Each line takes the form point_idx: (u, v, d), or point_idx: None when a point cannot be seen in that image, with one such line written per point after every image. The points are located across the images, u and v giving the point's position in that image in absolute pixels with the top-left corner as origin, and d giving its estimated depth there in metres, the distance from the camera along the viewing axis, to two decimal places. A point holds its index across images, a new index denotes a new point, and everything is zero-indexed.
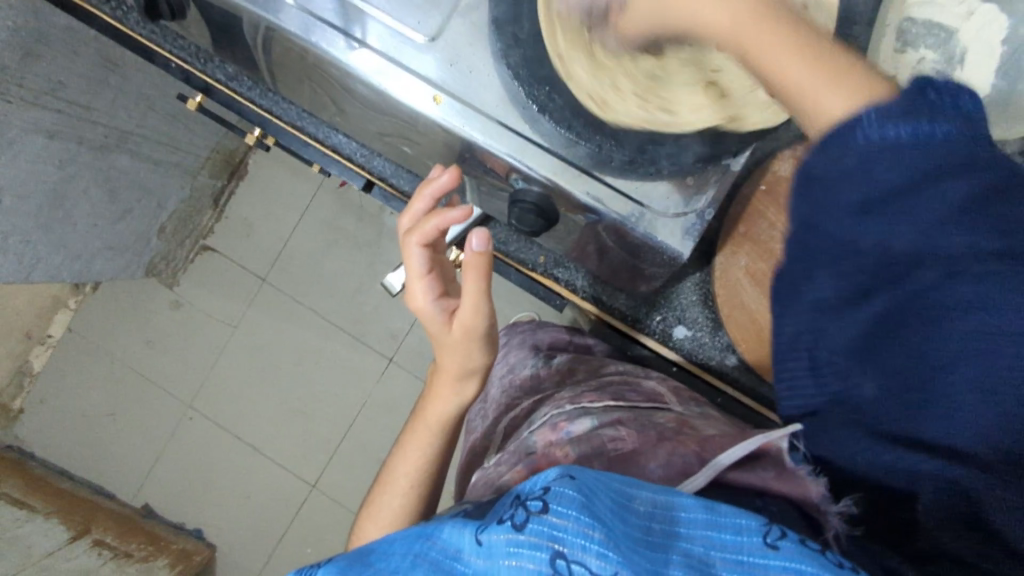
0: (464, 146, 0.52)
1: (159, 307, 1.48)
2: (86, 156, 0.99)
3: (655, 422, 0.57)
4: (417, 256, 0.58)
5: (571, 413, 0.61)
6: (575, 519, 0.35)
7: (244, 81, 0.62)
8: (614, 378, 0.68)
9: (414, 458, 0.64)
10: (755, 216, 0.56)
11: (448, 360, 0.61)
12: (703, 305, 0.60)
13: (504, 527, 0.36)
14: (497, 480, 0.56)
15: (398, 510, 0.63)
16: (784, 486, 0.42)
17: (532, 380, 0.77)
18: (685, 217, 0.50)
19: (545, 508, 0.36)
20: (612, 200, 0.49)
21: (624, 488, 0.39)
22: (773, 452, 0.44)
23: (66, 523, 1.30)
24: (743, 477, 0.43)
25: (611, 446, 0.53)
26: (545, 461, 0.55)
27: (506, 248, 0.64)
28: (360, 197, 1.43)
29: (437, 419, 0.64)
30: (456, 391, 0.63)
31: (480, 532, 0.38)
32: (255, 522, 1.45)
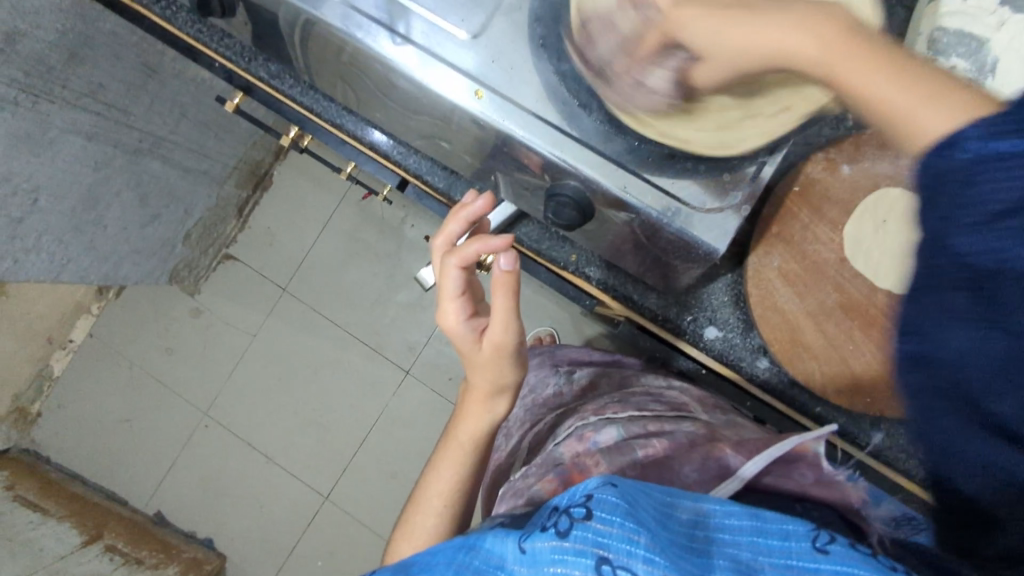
0: (503, 144, 0.53)
1: (179, 315, 1.49)
2: (121, 159, 1.02)
3: (683, 428, 0.56)
4: (454, 275, 0.56)
5: (597, 424, 0.60)
6: (619, 525, 0.35)
7: (286, 79, 0.64)
8: (637, 390, 0.68)
9: (448, 476, 0.64)
10: (789, 217, 0.56)
11: (480, 377, 0.61)
12: (735, 306, 0.60)
13: (549, 535, 0.36)
14: (527, 491, 0.55)
15: (431, 535, 0.62)
16: (826, 492, 0.42)
17: (555, 398, 0.77)
18: (720, 213, 0.50)
19: (589, 515, 0.36)
20: (644, 194, 0.49)
21: (663, 497, 0.38)
22: (809, 455, 0.42)
23: (79, 528, 1.30)
24: (780, 483, 0.44)
25: (642, 456, 0.52)
26: (575, 470, 0.54)
27: (539, 247, 0.63)
28: (382, 209, 1.44)
29: (468, 439, 0.63)
30: (487, 407, 0.63)
31: (524, 540, 0.37)
32: (266, 533, 1.44)
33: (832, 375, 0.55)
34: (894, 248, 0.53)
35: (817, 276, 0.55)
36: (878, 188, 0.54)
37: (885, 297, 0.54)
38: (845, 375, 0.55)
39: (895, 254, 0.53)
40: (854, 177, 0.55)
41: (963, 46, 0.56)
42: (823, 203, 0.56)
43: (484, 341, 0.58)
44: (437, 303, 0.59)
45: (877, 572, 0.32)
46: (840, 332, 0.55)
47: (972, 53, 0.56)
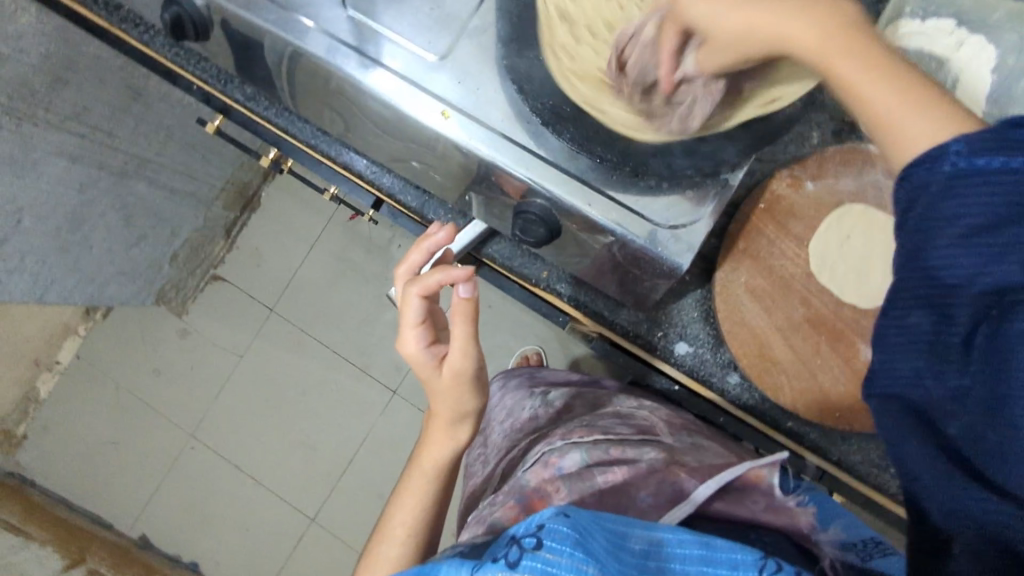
0: (486, 171, 0.53)
1: (166, 336, 1.49)
2: (106, 181, 1.03)
3: (644, 452, 0.57)
4: (415, 303, 0.57)
5: (562, 449, 0.60)
6: (569, 555, 0.37)
7: (261, 100, 0.64)
8: (608, 415, 0.69)
9: (409, 505, 0.63)
10: (756, 233, 0.56)
11: (441, 404, 0.61)
12: (705, 321, 0.59)
13: (500, 565, 0.38)
14: (489, 520, 0.55)
15: (394, 562, 0.60)
16: (774, 516, 0.49)
17: (532, 421, 0.76)
18: (682, 228, 0.50)
19: (539, 544, 0.38)
20: (605, 209, 0.50)
21: (617, 526, 0.41)
22: (763, 484, 0.49)
23: (61, 551, 1.28)
24: (734, 511, 0.50)
25: (602, 482, 0.53)
26: (535, 497, 0.54)
27: (508, 262, 0.63)
28: (370, 229, 1.45)
29: (432, 465, 0.64)
30: (450, 435, 0.63)
31: (476, 570, 0.38)
32: (251, 556, 1.42)
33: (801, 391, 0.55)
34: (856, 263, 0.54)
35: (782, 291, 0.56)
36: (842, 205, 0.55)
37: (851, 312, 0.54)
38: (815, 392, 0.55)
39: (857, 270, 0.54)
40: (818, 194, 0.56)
41: (925, 65, 0.56)
42: (788, 218, 0.56)
43: (444, 367, 0.58)
44: (400, 332, 0.59)
45: None
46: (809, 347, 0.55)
47: (933, 71, 0.56)
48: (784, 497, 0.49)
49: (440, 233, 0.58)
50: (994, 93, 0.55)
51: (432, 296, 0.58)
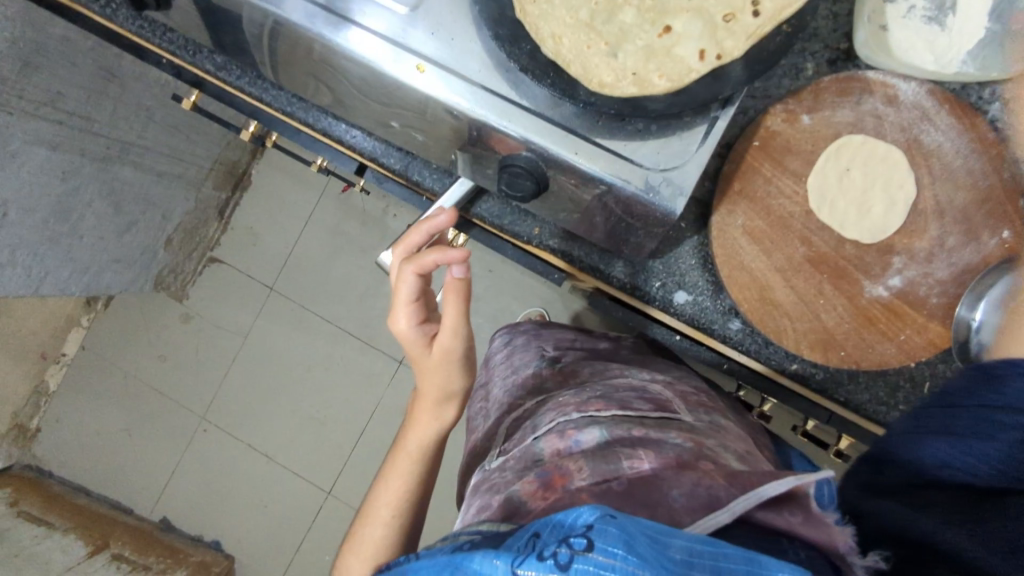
0: (475, 133, 0.51)
1: (169, 321, 1.49)
2: (89, 167, 1.01)
3: (671, 441, 0.53)
4: (408, 281, 0.56)
5: (580, 423, 0.58)
6: (620, 558, 0.34)
7: (232, 70, 0.61)
8: (621, 383, 0.68)
9: (395, 488, 0.63)
10: (751, 172, 0.54)
11: (427, 383, 0.62)
12: (703, 268, 0.58)
13: (546, 565, 0.35)
14: (505, 490, 0.53)
15: (378, 542, 0.62)
16: (810, 532, 0.39)
17: (534, 379, 0.76)
18: (673, 171, 0.49)
19: (590, 545, 0.35)
20: (593, 156, 0.48)
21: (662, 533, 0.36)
22: (803, 494, 0.40)
23: (85, 539, 1.33)
24: (769, 518, 0.40)
25: (628, 469, 0.49)
26: (557, 474, 0.51)
27: (500, 221, 0.61)
28: (363, 200, 1.42)
29: (418, 450, 0.64)
30: (435, 415, 0.63)
31: (516, 565, 0.36)
32: (272, 532, 1.44)
33: (805, 331, 0.54)
34: (857, 197, 0.53)
35: (780, 231, 0.54)
36: (841, 136, 0.53)
37: (853, 248, 0.53)
38: (820, 331, 0.54)
39: (859, 203, 0.53)
40: (815, 127, 0.53)
41: None
42: (785, 154, 0.54)
43: (433, 347, 0.59)
44: (394, 310, 0.59)
45: None
46: (810, 287, 0.54)
47: None
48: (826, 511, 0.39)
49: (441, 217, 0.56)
50: (998, 11, 0.51)
51: (427, 273, 0.57)
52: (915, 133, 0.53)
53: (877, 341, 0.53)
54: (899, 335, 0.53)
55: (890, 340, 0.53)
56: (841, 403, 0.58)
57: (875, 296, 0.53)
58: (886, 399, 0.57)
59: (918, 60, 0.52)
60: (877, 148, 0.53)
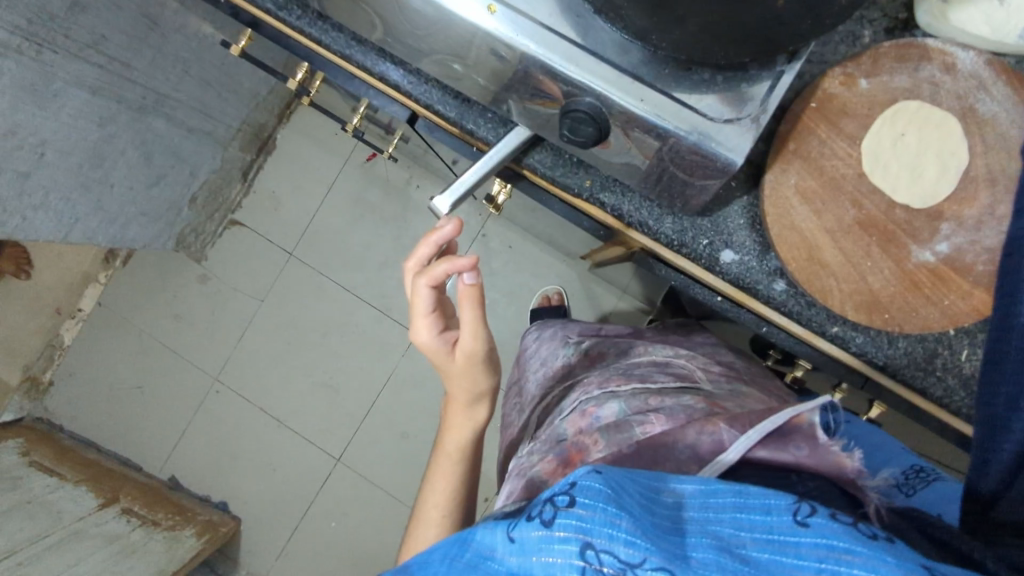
0: (537, 78, 0.51)
1: (187, 281, 1.49)
2: (124, 115, 1.01)
3: (685, 404, 0.54)
4: (422, 292, 0.59)
5: (600, 399, 0.59)
6: (601, 509, 0.35)
7: (293, 9, 0.62)
8: (645, 360, 0.69)
9: (440, 488, 0.68)
10: (806, 133, 0.55)
11: (458, 388, 0.66)
12: (751, 228, 0.58)
13: (534, 524, 0.37)
14: (528, 472, 0.54)
15: (431, 542, 0.64)
16: (818, 464, 0.41)
17: (562, 367, 0.77)
18: (738, 122, 0.49)
19: (572, 501, 0.36)
20: (660, 105, 0.49)
21: (643, 483, 0.39)
22: (805, 425, 0.42)
23: (95, 491, 1.33)
24: (774, 454, 0.42)
25: (639, 433, 0.50)
26: (574, 449, 0.52)
27: (552, 175, 0.61)
28: (387, 170, 1.43)
29: (456, 448, 0.69)
30: (467, 416, 0.69)
31: (512, 529, 0.38)
32: (279, 496, 1.45)
33: (850, 293, 0.55)
34: (911, 162, 0.53)
35: (833, 192, 0.55)
36: (897, 102, 0.54)
37: (903, 213, 0.54)
38: (865, 293, 0.55)
39: (912, 167, 0.53)
40: (872, 91, 0.54)
41: None
42: (841, 117, 0.55)
43: (456, 352, 0.62)
44: (415, 321, 0.62)
45: (858, 545, 0.33)
46: (858, 249, 0.54)
47: None
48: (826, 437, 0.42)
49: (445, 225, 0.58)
50: None
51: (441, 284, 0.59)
52: (971, 102, 0.53)
53: (920, 305, 0.54)
54: (943, 300, 0.54)
55: (934, 305, 0.54)
56: (880, 368, 0.58)
57: (922, 261, 0.54)
58: (923, 364, 0.57)
59: (971, 28, 0.52)
60: (930, 114, 0.53)
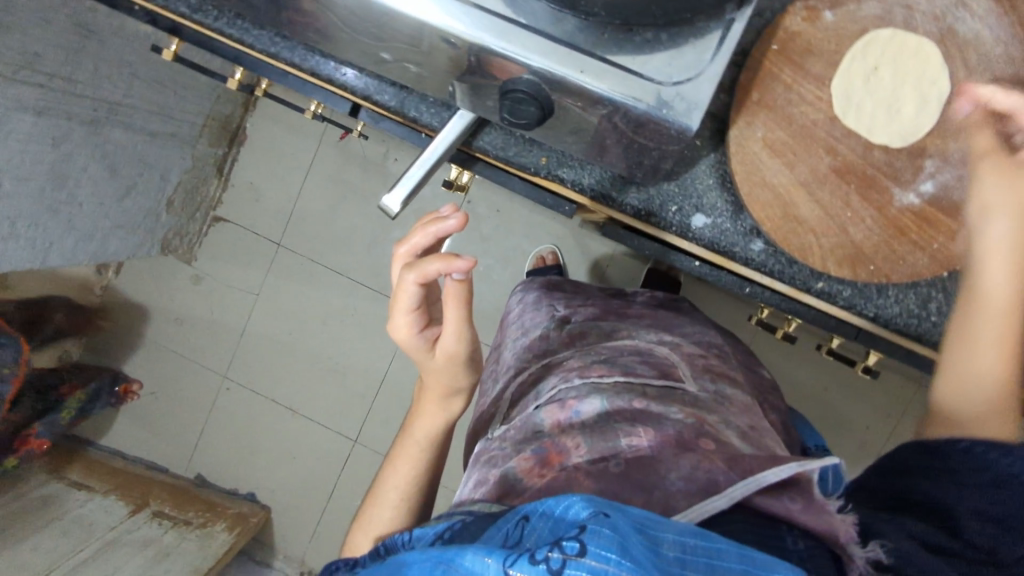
0: (466, 58, 0.47)
1: (180, 283, 1.48)
2: (78, 131, 0.98)
3: (671, 417, 0.50)
4: (411, 283, 0.55)
5: (581, 392, 0.55)
6: (615, 563, 0.29)
7: (209, 11, 0.57)
8: (625, 346, 0.65)
9: (403, 472, 0.66)
10: (770, 80, 0.50)
11: (433, 381, 0.64)
12: (722, 188, 0.54)
13: (535, 569, 0.30)
14: (501, 467, 0.49)
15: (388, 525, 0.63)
16: (811, 520, 0.38)
17: (541, 342, 0.73)
18: (688, 83, 0.45)
19: (582, 550, 0.30)
20: (599, 74, 0.44)
21: (651, 538, 0.32)
22: (803, 480, 0.39)
23: (126, 499, 1.37)
24: (767, 504, 0.39)
25: (626, 448, 0.45)
26: (554, 451, 0.47)
27: (505, 155, 0.57)
28: (362, 146, 1.38)
29: (425, 437, 0.67)
30: (442, 407, 0.66)
31: (508, 563, 0.31)
32: (303, 483, 1.48)
33: (832, 247, 0.51)
34: (887, 98, 0.49)
35: (805, 141, 0.50)
36: (868, 31, 0.49)
37: (882, 155, 0.50)
38: (847, 246, 0.51)
39: (889, 102, 0.49)
40: (839, 23, 0.49)
41: None
42: (806, 57, 0.50)
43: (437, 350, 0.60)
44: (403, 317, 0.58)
45: None
46: (836, 200, 0.51)
47: None
48: (826, 499, 0.39)
49: (451, 218, 0.55)
50: None
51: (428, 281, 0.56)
52: (949, 22, 0.48)
53: (907, 251, 0.51)
54: (932, 245, 0.50)
55: (922, 251, 0.50)
56: (871, 320, 0.55)
57: (906, 204, 0.50)
58: (917, 312, 0.54)
59: None
60: (904, 42, 0.49)
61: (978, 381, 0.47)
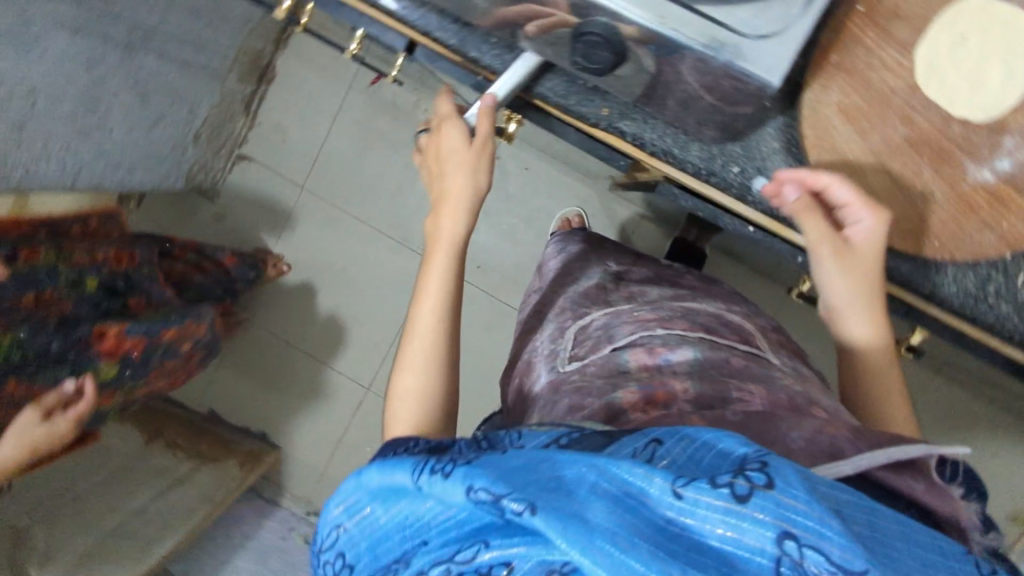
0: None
1: (201, 219, 1.47)
2: (113, 56, 0.95)
3: (777, 382, 0.50)
4: (457, 134, 0.57)
5: (670, 340, 0.55)
6: (804, 499, 0.30)
7: None
8: (697, 307, 0.63)
9: (428, 307, 0.57)
10: (851, 43, 0.49)
11: (452, 187, 0.58)
12: (787, 152, 0.53)
13: (718, 492, 0.31)
14: (596, 399, 0.50)
15: (415, 385, 0.55)
16: (937, 502, 0.36)
17: (597, 289, 0.71)
18: (774, 39, 0.44)
19: (770, 482, 0.31)
20: (683, 23, 0.43)
21: (828, 490, 0.32)
22: (927, 464, 0.37)
23: (141, 429, 1.39)
24: (893, 482, 0.36)
25: (736, 399, 0.47)
26: (660, 390, 0.49)
27: (564, 103, 0.56)
28: (394, 93, 1.36)
29: (444, 243, 0.58)
30: (456, 215, 0.59)
31: (678, 482, 0.32)
32: (315, 426, 1.49)
33: (897, 219, 0.51)
34: (972, 68, 0.47)
35: (880, 109, 0.49)
36: None
37: (960, 129, 0.48)
38: (912, 219, 0.51)
39: (974, 73, 0.47)
40: None
41: None
42: (892, 21, 0.48)
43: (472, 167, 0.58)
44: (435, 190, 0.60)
45: None
46: (907, 171, 0.50)
47: None
48: (946, 486, 0.38)
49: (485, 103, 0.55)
50: None
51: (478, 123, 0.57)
52: None
53: (972, 227, 0.50)
54: (1001, 223, 0.49)
55: (992, 228, 0.50)
56: (925, 296, 0.54)
57: (979, 180, 0.49)
58: (974, 292, 0.53)
59: None
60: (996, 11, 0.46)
61: (877, 394, 0.56)
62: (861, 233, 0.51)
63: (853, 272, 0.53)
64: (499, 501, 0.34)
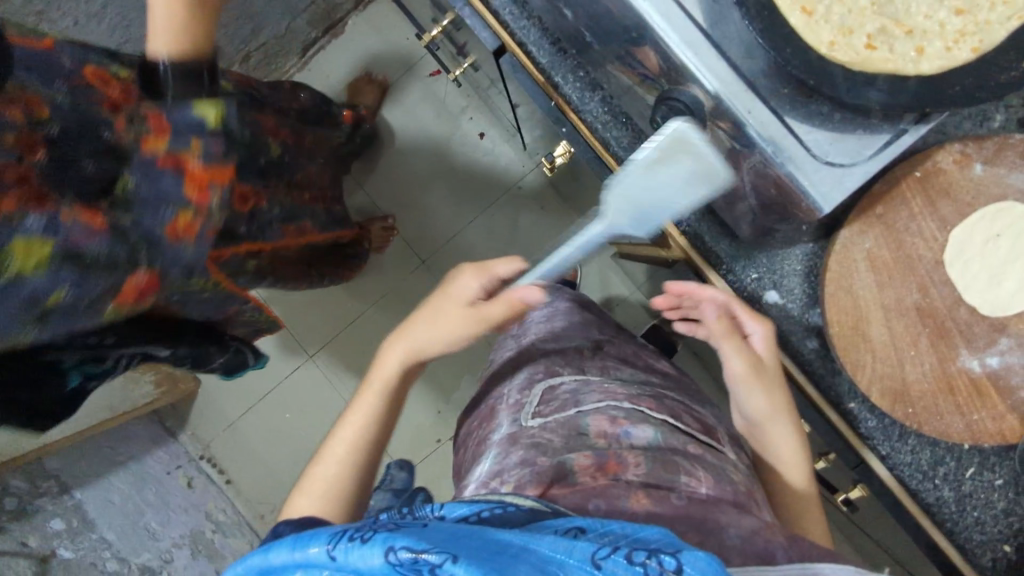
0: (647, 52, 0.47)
1: None
2: None
3: (729, 476, 0.51)
4: (469, 290, 0.58)
5: (633, 414, 0.55)
6: None
7: None
8: (669, 394, 0.63)
9: (354, 420, 0.56)
10: (898, 202, 0.52)
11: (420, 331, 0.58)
12: (805, 277, 0.56)
13: (630, 569, 0.27)
14: (551, 455, 0.50)
15: (332, 477, 0.53)
16: None
17: (575, 351, 0.70)
18: (838, 168, 0.46)
19: (680, 568, 0.27)
20: (763, 123, 0.45)
21: None
22: None
23: None
24: None
25: (686, 486, 0.47)
26: (613, 459, 0.49)
27: (623, 157, 0.59)
28: (447, 92, 1.38)
29: (381, 380, 0.58)
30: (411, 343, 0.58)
31: (593, 553, 0.28)
32: (244, 375, 1.44)
33: (882, 376, 0.52)
34: (996, 264, 0.50)
35: (904, 269, 0.52)
36: (1006, 199, 0.50)
37: (966, 314, 0.51)
38: (896, 380, 0.52)
39: (995, 269, 0.50)
40: (984, 179, 0.50)
41: None
42: (940, 196, 0.51)
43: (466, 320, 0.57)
44: (412, 319, 0.60)
45: None
46: (906, 334, 0.52)
47: None
48: None
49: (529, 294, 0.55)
50: None
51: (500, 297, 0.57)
52: None
53: (949, 409, 0.52)
54: (972, 414, 0.51)
55: (961, 415, 0.51)
56: (879, 458, 0.57)
57: (967, 368, 0.51)
58: (925, 469, 0.55)
59: None
60: None
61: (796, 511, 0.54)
62: (759, 341, 0.55)
63: (765, 384, 0.54)
64: (409, 560, 0.28)
